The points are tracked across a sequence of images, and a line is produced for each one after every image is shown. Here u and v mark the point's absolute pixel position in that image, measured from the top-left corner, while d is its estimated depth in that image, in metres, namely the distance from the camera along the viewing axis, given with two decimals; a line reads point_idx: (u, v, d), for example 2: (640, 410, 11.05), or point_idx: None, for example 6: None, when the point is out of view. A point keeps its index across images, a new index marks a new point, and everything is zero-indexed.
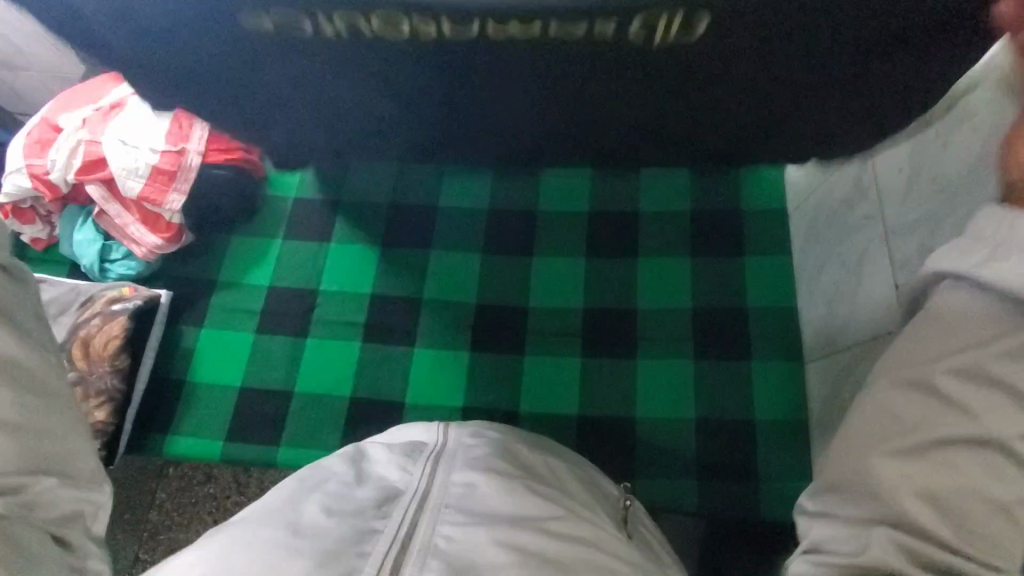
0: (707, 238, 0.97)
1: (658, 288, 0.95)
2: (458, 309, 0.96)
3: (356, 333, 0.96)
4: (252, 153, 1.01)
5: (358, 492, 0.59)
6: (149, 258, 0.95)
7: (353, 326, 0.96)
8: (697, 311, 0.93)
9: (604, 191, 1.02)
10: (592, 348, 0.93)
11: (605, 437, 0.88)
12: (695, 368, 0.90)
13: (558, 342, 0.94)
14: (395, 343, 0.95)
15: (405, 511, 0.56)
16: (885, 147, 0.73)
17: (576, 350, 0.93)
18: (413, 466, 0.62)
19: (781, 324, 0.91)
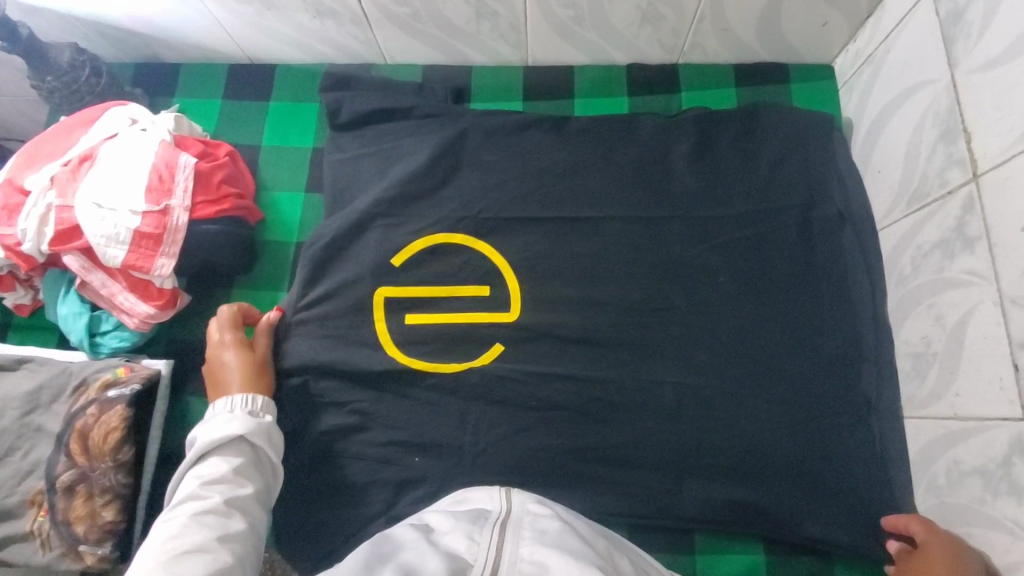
0: (762, 278, 0.86)
1: (711, 338, 0.85)
2: (488, 367, 0.86)
3: (376, 399, 0.87)
4: (244, 197, 0.92)
5: (427, 565, 0.57)
6: (142, 329, 0.85)
7: (371, 393, 0.87)
8: (774, 372, 0.82)
9: (644, 223, 0.89)
10: (650, 421, 0.82)
11: (660, 525, 0.81)
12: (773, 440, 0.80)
13: (612, 414, 0.83)
14: (422, 408, 0.86)
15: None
16: (1002, 192, 0.60)
17: (634, 425, 0.82)
18: (481, 532, 0.63)
19: (853, 379, 0.81)
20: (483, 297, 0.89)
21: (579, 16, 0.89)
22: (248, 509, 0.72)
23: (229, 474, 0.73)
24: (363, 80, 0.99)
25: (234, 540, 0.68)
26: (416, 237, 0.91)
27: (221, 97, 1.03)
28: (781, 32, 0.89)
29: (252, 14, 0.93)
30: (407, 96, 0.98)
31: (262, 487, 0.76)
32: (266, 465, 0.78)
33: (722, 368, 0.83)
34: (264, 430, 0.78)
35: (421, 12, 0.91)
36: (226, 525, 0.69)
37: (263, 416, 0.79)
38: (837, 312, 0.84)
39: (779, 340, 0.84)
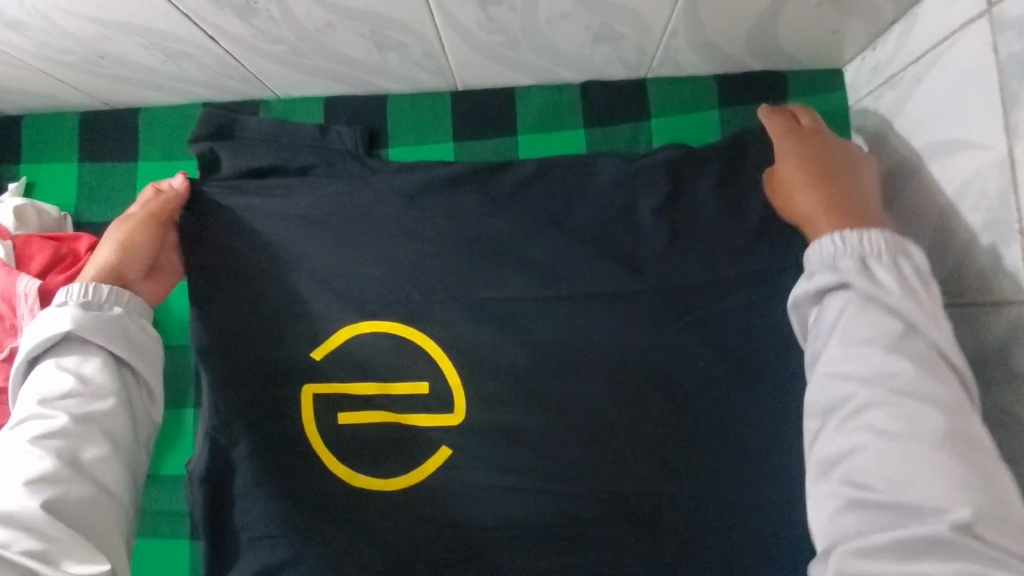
0: (754, 359, 0.71)
1: (700, 436, 0.71)
2: (439, 484, 0.73)
3: (308, 536, 0.73)
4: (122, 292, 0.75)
5: None
6: None
7: (302, 527, 0.73)
8: (770, 473, 0.70)
9: (607, 297, 0.73)
10: (626, 536, 0.71)
11: None
12: (767, 552, 0.70)
13: (584, 532, 0.71)
14: (363, 541, 0.73)
15: None
16: None
17: (610, 542, 0.71)
18: None
19: None
20: (418, 395, 0.74)
21: (511, 41, 0.67)
22: (107, 429, 0.66)
23: (76, 390, 0.66)
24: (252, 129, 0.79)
25: (86, 482, 0.63)
26: (337, 329, 0.75)
27: (77, 155, 0.84)
28: (775, 41, 0.68)
29: (84, 63, 0.72)
30: (307, 148, 0.78)
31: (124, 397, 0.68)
32: (134, 368, 0.70)
33: (710, 471, 0.70)
34: (112, 325, 0.68)
35: (303, 48, 0.69)
36: (77, 470, 0.63)
37: (112, 307, 0.69)
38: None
39: (776, 433, 0.70)
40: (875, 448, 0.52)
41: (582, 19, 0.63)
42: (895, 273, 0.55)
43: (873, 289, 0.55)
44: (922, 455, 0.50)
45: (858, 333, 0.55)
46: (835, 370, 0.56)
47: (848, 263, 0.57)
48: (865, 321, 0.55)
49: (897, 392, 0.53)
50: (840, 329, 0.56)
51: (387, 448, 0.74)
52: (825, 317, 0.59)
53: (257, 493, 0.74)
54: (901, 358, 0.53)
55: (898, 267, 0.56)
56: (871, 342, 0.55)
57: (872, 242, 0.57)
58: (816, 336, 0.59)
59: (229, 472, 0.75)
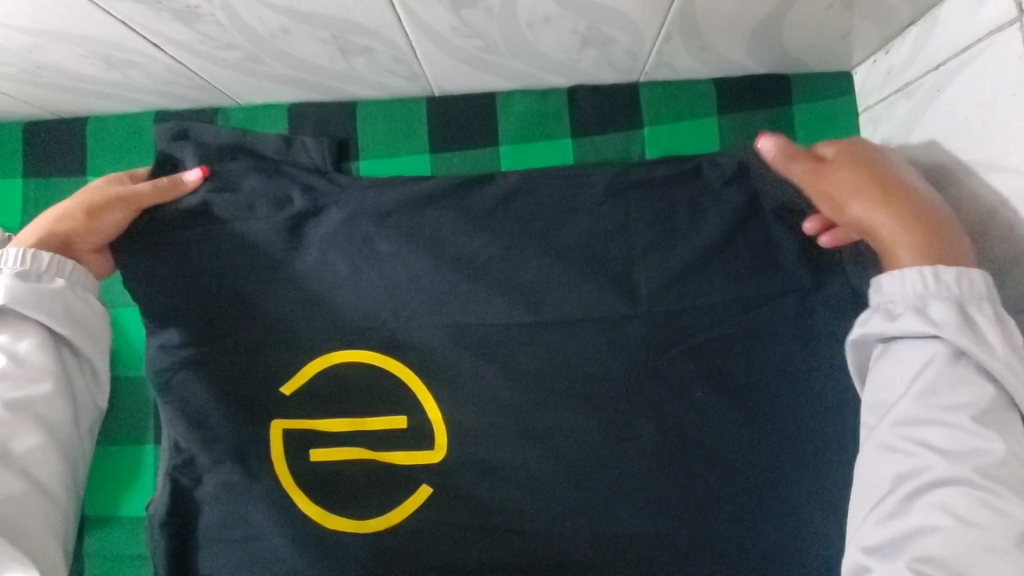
0: (753, 390, 0.66)
1: (694, 476, 0.66)
2: (420, 524, 0.68)
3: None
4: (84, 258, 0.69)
5: None
6: None
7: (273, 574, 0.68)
8: (776, 513, 0.65)
9: (595, 325, 0.67)
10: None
11: None
12: None
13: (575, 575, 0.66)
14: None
15: None
16: None
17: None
18: None
19: None
20: (397, 430, 0.69)
21: (490, 45, 0.61)
22: (43, 417, 0.60)
23: (9, 371, 0.59)
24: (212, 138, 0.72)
25: (16, 476, 0.56)
26: (308, 360, 0.69)
27: (22, 173, 0.78)
28: (779, 43, 0.62)
29: (19, 73, 0.65)
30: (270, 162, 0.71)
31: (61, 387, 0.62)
32: (72, 351, 0.64)
33: (711, 510, 0.65)
34: (54, 299, 0.62)
35: (259, 55, 0.62)
36: (8, 464, 0.57)
37: (53, 279, 0.62)
38: (852, 431, 0.65)
39: (781, 468, 0.65)
40: (949, 531, 0.48)
41: (568, 23, 0.56)
42: (994, 331, 0.50)
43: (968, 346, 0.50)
44: (997, 549, 0.46)
45: (938, 395, 0.51)
46: (907, 429, 0.51)
47: (939, 308, 0.51)
48: (949, 383, 0.50)
49: (983, 475, 0.48)
50: (919, 387, 0.51)
51: (364, 488, 0.69)
52: (901, 364, 0.53)
53: (223, 537, 0.69)
54: (989, 434, 0.49)
55: (995, 319, 0.51)
56: (955, 409, 0.50)
57: (970, 285, 0.51)
58: (888, 381, 0.53)
59: (194, 513, 0.70)
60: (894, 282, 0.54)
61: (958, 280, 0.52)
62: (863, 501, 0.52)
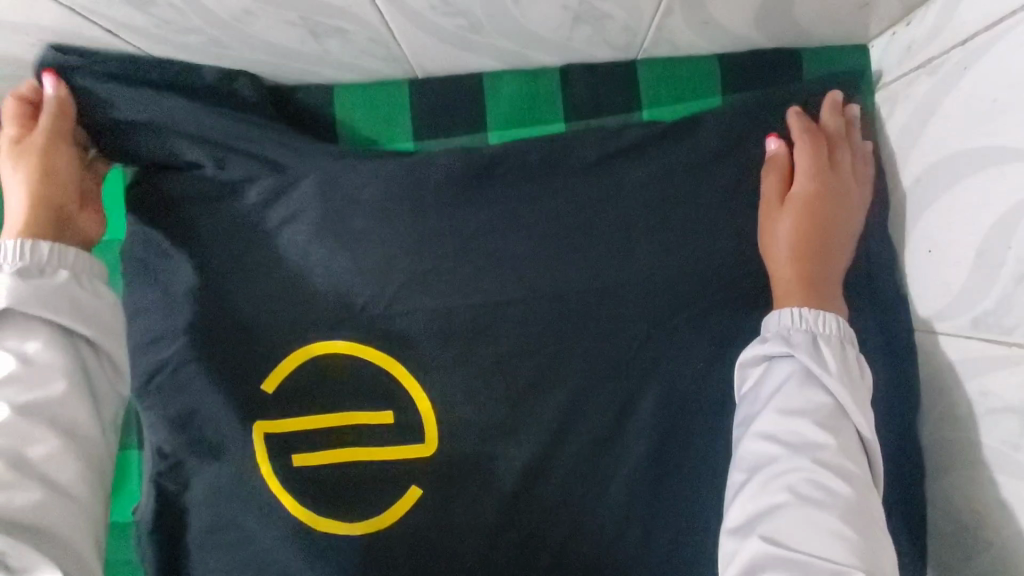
0: None
1: (694, 473, 0.63)
2: (411, 529, 0.63)
3: None
4: None
5: None
6: None
7: None
8: None
9: (592, 321, 0.62)
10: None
11: None
12: None
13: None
14: None
15: None
16: None
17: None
18: None
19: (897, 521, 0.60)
20: (386, 424, 0.64)
21: (473, 23, 0.56)
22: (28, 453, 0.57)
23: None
24: (120, 92, 0.63)
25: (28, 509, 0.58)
26: (290, 351, 0.64)
27: None
28: (790, 14, 0.57)
29: None
30: (223, 121, 0.64)
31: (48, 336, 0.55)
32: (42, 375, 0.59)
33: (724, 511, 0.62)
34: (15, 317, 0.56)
35: (222, 39, 0.57)
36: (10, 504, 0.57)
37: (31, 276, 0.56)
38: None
39: None
40: (793, 511, 0.50)
41: None
42: (840, 358, 0.55)
43: (815, 366, 0.54)
44: (833, 525, 0.49)
45: (792, 404, 0.54)
46: (768, 430, 0.54)
47: (799, 336, 0.56)
48: (804, 394, 0.54)
49: (826, 466, 0.51)
50: (778, 398, 0.54)
51: (351, 486, 0.64)
52: (767, 381, 0.56)
53: (211, 545, 0.66)
54: (829, 433, 0.52)
55: (840, 351, 0.56)
56: (805, 414, 0.53)
57: (824, 322, 0.56)
58: (753, 393, 0.56)
59: (182, 520, 0.68)
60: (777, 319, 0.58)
61: (813, 315, 0.56)
62: (731, 489, 0.54)
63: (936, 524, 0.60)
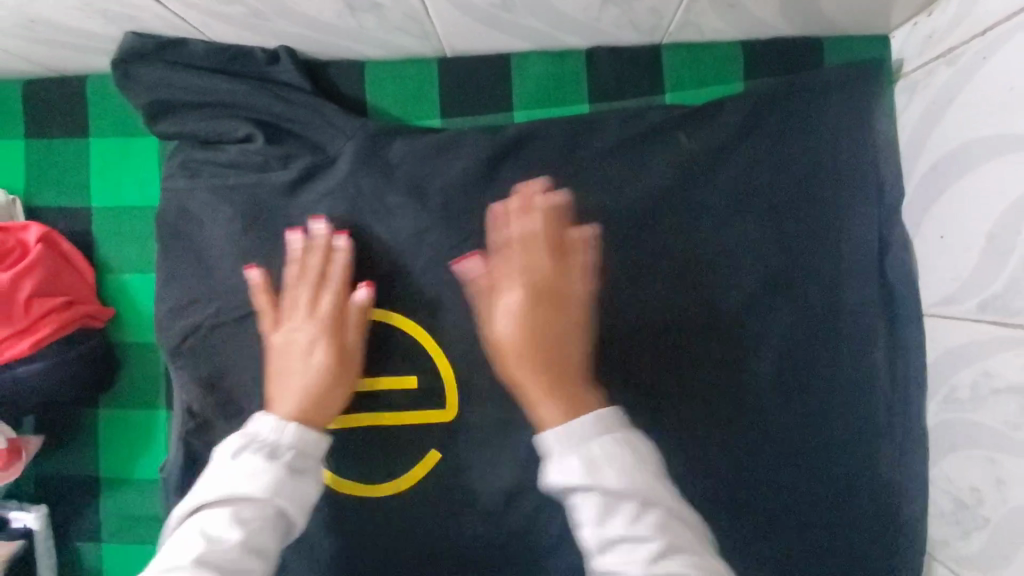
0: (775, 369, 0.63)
1: None
2: (428, 492, 0.66)
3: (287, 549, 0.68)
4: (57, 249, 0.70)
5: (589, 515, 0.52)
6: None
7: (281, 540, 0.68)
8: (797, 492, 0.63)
9: (611, 298, 0.64)
10: None
11: None
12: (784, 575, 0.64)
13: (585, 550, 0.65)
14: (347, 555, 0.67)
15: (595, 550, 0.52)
16: None
17: None
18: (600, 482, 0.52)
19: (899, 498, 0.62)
20: (409, 391, 0.66)
21: (506, 2, 0.58)
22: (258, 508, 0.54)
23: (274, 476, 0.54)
24: (175, 78, 0.66)
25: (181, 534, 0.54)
26: None
27: (22, 133, 0.75)
28: (815, 1, 0.58)
29: (11, 25, 0.62)
30: (270, 97, 0.68)
31: (275, 488, 0.53)
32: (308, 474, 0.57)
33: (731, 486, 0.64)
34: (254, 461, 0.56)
35: (262, 10, 0.59)
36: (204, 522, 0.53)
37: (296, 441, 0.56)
38: (876, 411, 0.63)
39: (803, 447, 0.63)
40: None
41: None
42: (619, 469, 0.51)
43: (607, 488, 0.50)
44: None
45: (609, 512, 0.51)
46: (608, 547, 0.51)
47: (572, 460, 0.52)
48: (617, 507, 0.51)
49: (662, 570, 0.49)
50: (600, 506, 0.51)
51: (374, 450, 0.66)
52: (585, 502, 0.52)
53: None
54: (651, 533, 0.50)
55: (622, 461, 0.52)
56: (633, 524, 0.50)
57: (607, 442, 0.52)
58: (576, 514, 0.53)
59: None
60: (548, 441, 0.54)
61: (585, 423, 0.53)
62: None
63: (937, 502, 0.62)
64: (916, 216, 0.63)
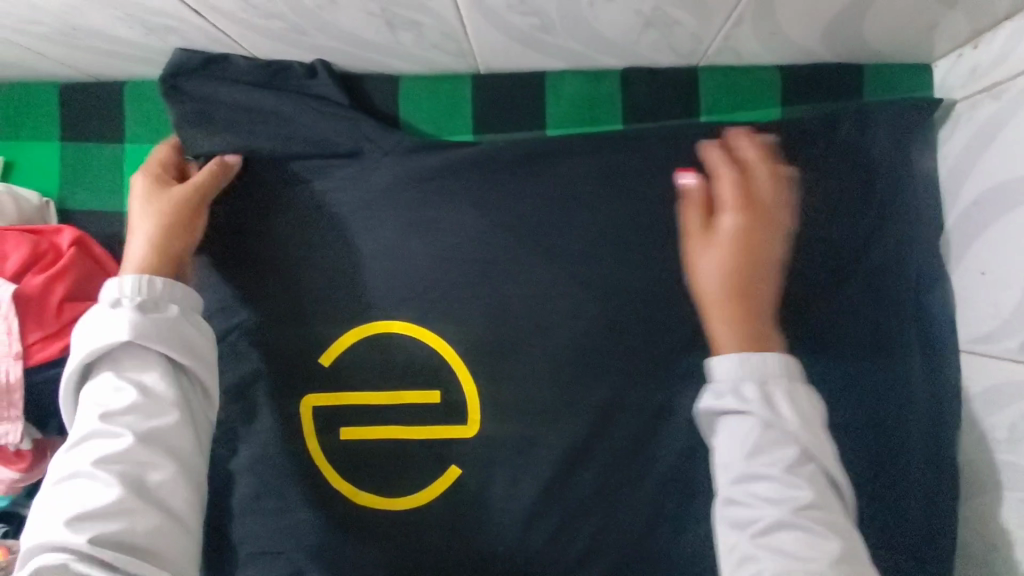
0: None
1: None
2: (450, 509, 0.66)
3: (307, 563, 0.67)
4: (92, 254, 0.70)
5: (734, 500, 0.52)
6: (16, 489, 0.69)
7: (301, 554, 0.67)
8: None
9: (640, 321, 0.64)
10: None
11: None
12: None
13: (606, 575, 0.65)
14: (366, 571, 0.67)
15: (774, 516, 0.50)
16: None
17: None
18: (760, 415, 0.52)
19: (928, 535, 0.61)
20: (431, 405, 0.66)
21: (546, 24, 0.57)
22: (172, 447, 0.57)
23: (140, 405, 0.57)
24: (222, 95, 0.68)
25: (153, 511, 0.55)
26: (345, 329, 0.67)
27: (58, 137, 0.76)
28: (858, 30, 0.58)
29: (53, 33, 0.62)
30: (313, 114, 0.69)
31: (143, 333, 0.57)
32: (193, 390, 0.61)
33: None
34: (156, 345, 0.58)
35: (303, 25, 0.59)
36: (144, 497, 0.55)
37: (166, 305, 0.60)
38: (908, 445, 0.62)
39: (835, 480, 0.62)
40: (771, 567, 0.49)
41: (632, 3, 0.52)
42: (792, 404, 0.53)
43: (772, 418, 0.52)
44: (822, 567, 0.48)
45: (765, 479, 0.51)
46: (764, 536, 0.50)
47: (749, 387, 0.53)
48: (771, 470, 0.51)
49: (802, 516, 0.50)
50: (744, 447, 0.52)
51: (394, 461, 0.66)
52: (734, 439, 0.53)
53: (255, 513, 0.69)
54: (800, 482, 0.50)
55: (795, 399, 0.53)
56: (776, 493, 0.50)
57: (765, 366, 0.54)
58: (716, 450, 0.55)
59: (229, 487, 0.70)
60: (721, 368, 0.55)
61: (766, 360, 0.54)
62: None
63: (968, 540, 0.61)
64: (956, 249, 0.62)
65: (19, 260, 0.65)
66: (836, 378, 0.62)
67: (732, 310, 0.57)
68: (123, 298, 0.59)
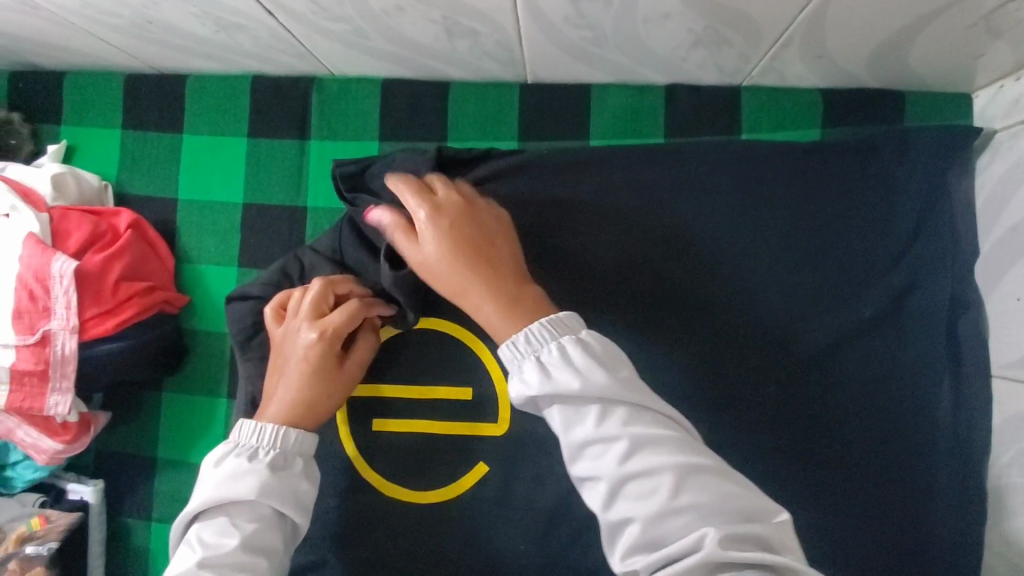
0: (831, 415, 0.63)
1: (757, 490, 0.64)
2: (477, 504, 0.67)
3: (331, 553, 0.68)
4: (145, 238, 0.74)
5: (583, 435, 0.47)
6: (56, 462, 0.71)
7: (327, 543, 0.68)
8: (851, 542, 0.61)
9: (669, 330, 0.65)
10: None
11: None
12: None
13: None
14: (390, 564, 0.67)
15: (608, 491, 0.46)
16: None
17: None
18: (563, 384, 0.48)
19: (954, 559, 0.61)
20: (463, 401, 0.68)
21: (599, 38, 0.60)
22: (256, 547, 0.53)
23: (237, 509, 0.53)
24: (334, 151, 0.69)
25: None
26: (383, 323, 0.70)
27: (120, 125, 0.79)
28: (901, 57, 0.59)
29: (128, 26, 0.66)
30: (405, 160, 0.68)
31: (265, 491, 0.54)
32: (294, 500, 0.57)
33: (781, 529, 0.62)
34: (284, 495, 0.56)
35: (366, 29, 0.62)
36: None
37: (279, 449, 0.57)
38: (933, 466, 0.62)
39: (859, 497, 0.62)
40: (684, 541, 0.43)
41: (685, 21, 0.55)
42: (568, 363, 0.48)
43: (564, 385, 0.47)
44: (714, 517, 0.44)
45: (594, 449, 0.47)
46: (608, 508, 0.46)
47: (530, 368, 0.49)
48: (600, 444, 0.47)
49: (649, 490, 0.45)
50: (566, 422, 0.48)
51: (424, 455, 0.68)
52: (559, 415, 0.48)
53: None
54: (631, 453, 0.46)
55: (583, 353, 0.49)
56: (622, 457, 0.46)
57: (540, 336, 0.50)
58: (551, 425, 0.49)
59: None
60: (514, 356, 0.51)
61: (531, 331, 0.51)
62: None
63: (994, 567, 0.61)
64: (989, 274, 0.63)
65: (80, 238, 0.69)
66: (864, 394, 0.63)
67: (472, 283, 0.54)
68: (258, 450, 0.57)
